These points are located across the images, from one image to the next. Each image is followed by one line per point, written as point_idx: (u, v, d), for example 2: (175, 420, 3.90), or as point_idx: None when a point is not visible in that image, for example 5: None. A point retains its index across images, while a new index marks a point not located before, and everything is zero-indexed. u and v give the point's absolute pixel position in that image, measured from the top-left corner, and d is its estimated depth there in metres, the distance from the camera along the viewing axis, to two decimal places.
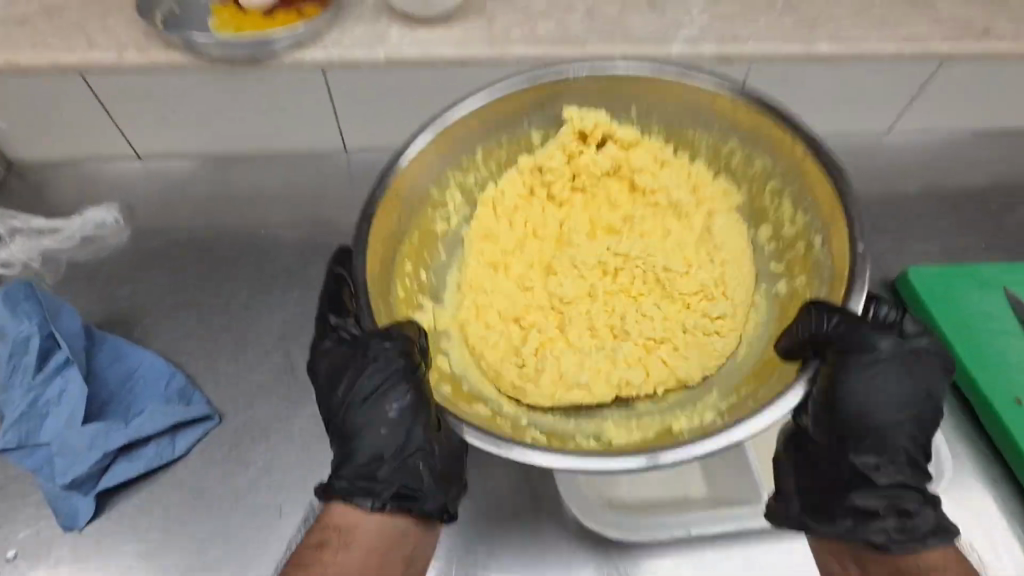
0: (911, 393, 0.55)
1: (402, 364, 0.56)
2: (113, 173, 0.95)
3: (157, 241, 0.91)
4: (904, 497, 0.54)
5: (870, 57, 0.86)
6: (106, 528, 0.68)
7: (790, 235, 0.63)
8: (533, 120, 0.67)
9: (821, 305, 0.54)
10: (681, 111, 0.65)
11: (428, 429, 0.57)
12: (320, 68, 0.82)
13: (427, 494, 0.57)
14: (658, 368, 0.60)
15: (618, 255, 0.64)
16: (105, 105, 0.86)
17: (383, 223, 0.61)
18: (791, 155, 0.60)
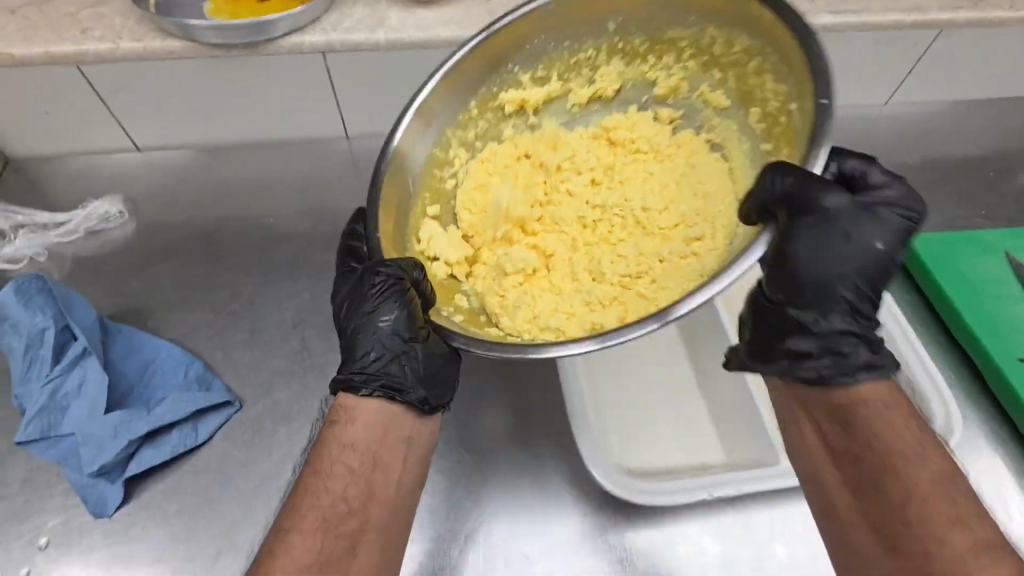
0: (866, 249, 0.50)
1: (395, 279, 0.54)
2: (112, 165, 0.94)
3: (163, 233, 0.90)
4: (840, 340, 0.50)
5: (870, 27, 0.86)
6: (133, 515, 0.68)
7: (774, 109, 0.57)
8: (519, 62, 0.65)
9: (783, 166, 0.48)
10: (659, 14, 0.61)
11: (417, 345, 0.56)
12: (320, 52, 0.81)
13: (411, 387, 0.55)
14: (636, 303, 0.58)
15: (595, 206, 0.65)
16: (103, 96, 0.85)
17: (390, 192, 0.60)
18: (763, 25, 0.54)
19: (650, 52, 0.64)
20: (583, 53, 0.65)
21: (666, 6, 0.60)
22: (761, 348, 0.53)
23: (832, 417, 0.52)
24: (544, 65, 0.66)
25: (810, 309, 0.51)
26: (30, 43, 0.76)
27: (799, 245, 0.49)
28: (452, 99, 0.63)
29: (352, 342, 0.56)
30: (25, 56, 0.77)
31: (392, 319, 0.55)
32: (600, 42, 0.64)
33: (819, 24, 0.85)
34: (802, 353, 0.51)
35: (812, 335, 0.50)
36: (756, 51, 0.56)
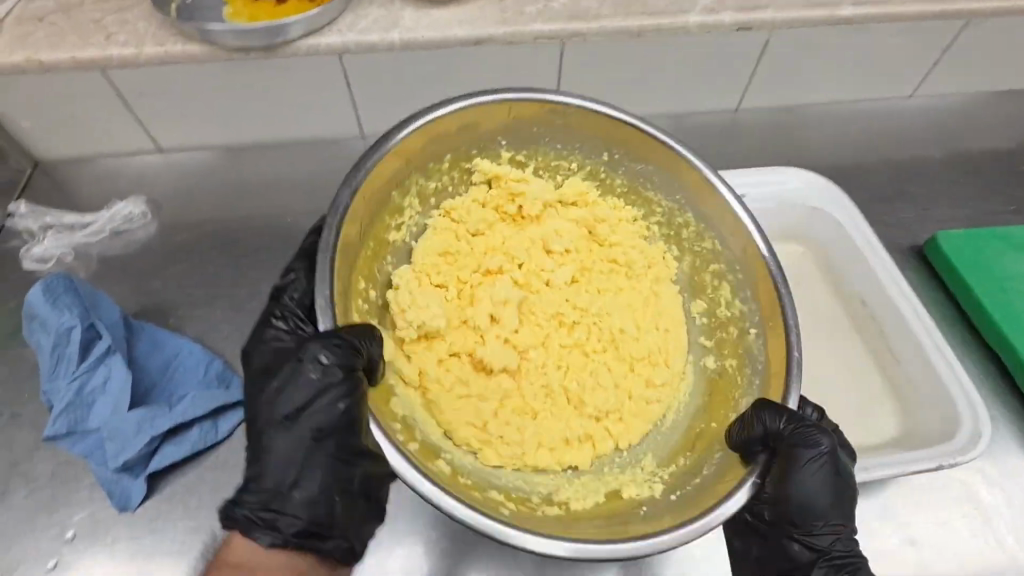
0: (838, 489, 0.58)
1: (344, 380, 0.55)
2: (136, 167, 0.96)
3: (184, 234, 0.92)
4: (838, 553, 0.57)
5: (893, 18, 0.84)
6: (157, 508, 0.69)
7: (724, 316, 0.68)
8: (510, 140, 0.69)
9: (771, 406, 0.56)
10: (644, 172, 0.70)
11: (355, 479, 0.56)
12: (336, 53, 0.82)
13: (337, 533, 0.55)
14: (606, 441, 0.63)
15: (575, 308, 0.67)
16: (126, 99, 0.87)
17: (347, 237, 0.57)
18: (743, 244, 0.65)
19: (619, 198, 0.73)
20: (566, 160, 0.71)
21: (659, 163, 0.68)
22: (757, 536, 0.59)
23: None
24: (527, 151, 0.70)
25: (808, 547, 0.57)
26: (57, 49, 0.79)
27: (797, 483, 0.56)
28: (435, 143, 0.64)
29: (270, 463, 0.55)
30: (52, 61, 0.79)
31: (335, 425, 0.55)
32: (587, 161, 0.71)
33: (840, 16, 0.83)
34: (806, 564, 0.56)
35: (823, 559, 0.56)
36: (724, 253, 0.67)
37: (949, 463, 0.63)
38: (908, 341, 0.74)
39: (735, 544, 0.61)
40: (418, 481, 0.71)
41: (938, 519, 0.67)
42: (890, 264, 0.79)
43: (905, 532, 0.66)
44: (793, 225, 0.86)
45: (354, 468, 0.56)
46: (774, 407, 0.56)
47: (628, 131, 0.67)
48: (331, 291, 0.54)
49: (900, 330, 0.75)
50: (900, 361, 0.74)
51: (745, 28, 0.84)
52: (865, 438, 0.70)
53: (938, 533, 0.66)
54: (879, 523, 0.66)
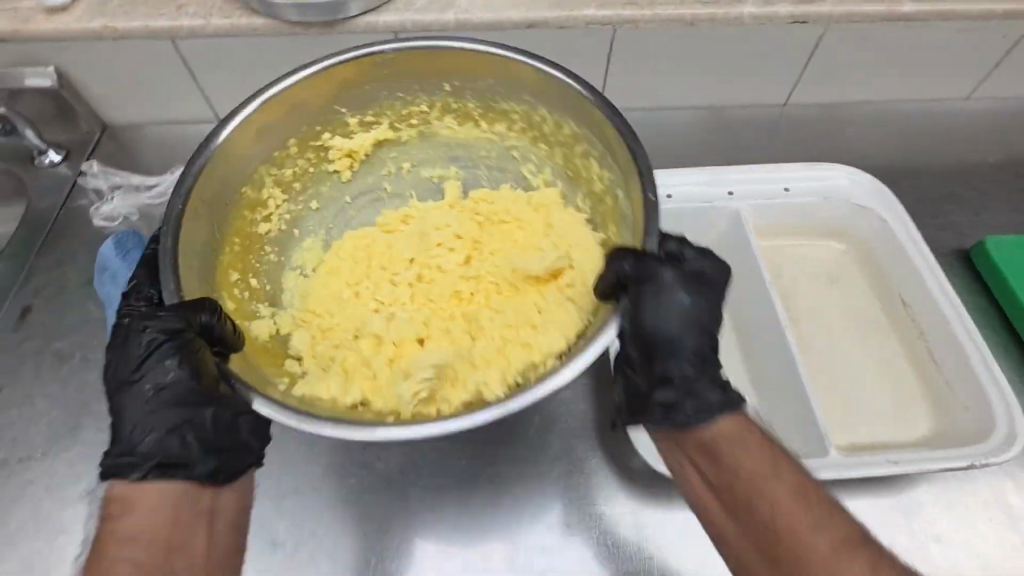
0: (690, 318, 0.56)
1: (179, 330, 0.54)
2: (196, 135, 1.00)
3: None
4: (706, 390, 0.54)
5: (955, 16, 0.83)
6: None
7: (600, 190, 0.68)
8: (351, 107, 0.71)
9: (619, 249, 0.56)
10: (492, 88, 0.69)
11: (205, 407, 0.54)
12: (392, 31, 0.84)
13: (197, 460, 0.52)
14: (519, 356, 0.60)
15: (470, 279, 0.68)
16: (193, 70, 0.90)
17: (195, 228, 0.60)
18: (584, 108, 0.63)
19: (480, 119, 0.74)
20: (414, 104, 0.72)
21: (492, 78, 0.68)
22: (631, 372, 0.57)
23: (705, 457, 0.53)
24: (375, 109, 0.72)
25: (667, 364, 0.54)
26: (132, 18, 0.83)
27: (649, 317, 0.55)
28: (278, 121, 0.66)
29: (123, 422, 0.52)
30: (127, 30, 0.83)
31: (174, 376, 0.53)
32: (433, 98, 0.72)
33: (900, 12, 0.82)
34: (669, 404, 0.53)
35: (672, 383, 0.54)
36: (581, 132, 0.66)
37: (981, 463, 0.64)
38: (952, 347, 0.73)
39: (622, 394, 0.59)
40: (456, 450, 0.75)
41: (968, 522, 0.67)
42: (933, 260, 0.79)
43: (933, 530, 0.66)
44: (844, 224, 0.85)
45: (206, 409, 0.54)
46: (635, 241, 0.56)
47: (462, 53, 0.65)
48: (175, 267, 0.56)
49: (943, 333, 0.74)
50: (943, 371, 0.73)
51: (799, 22, 0.84)
52: (896, 438, 0.71)
53: (966, 535, 0.66)
54: (908, 522, 0.67)
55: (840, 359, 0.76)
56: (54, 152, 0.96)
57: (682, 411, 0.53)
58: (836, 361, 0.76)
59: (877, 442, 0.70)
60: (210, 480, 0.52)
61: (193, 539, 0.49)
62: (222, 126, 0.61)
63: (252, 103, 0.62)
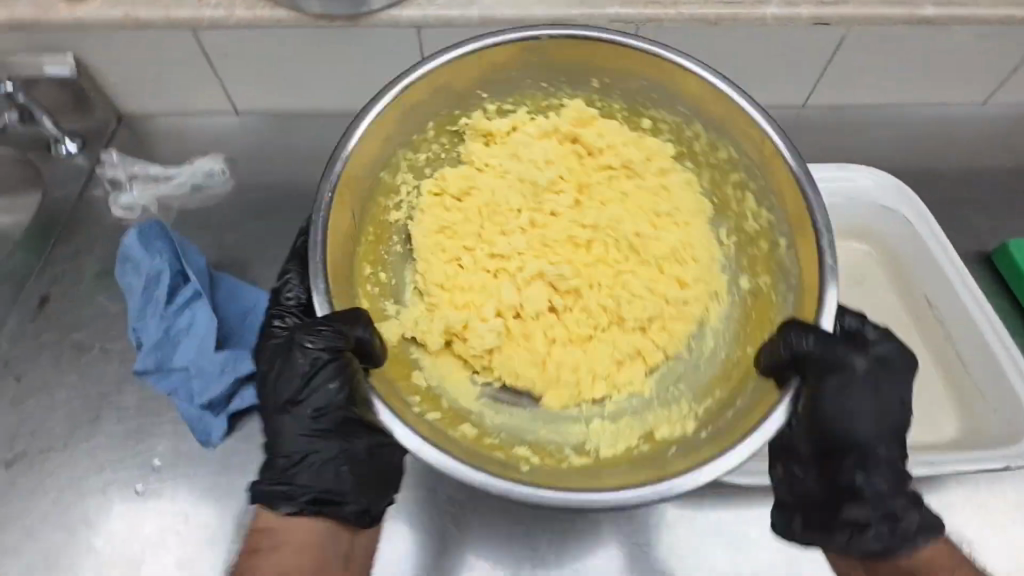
0: (891, 414, 0.56)
1: (336, 363, 0.57)
2: (212, 127, 0.98)
3: (261, 193, 0.96)
4: (894, 498, 0.54)
5: (975, 22, 0.84)
6: (234, 447, 0.71)
7: (754, 231, 0.65)
8: (490, 92, 0.69)
9: (795, 324, 0.55)
10: (646, 89, 0.67)
11: (359, 433, 0.60)
12: (415, 26, 0.84)
13: (349, 497, 0.58)
14: (654, 351, 0.63)
15: (585, 227, 0.67)
16: (212, 62, 0.89)
17: (340, 219, 0.58)
18: (759, 147, 0.61)
19: (619, 117, 0.71)
20: (556, 96, 0.71)
21: (646, 79, 0.66)
22: (785, 454, 0.58)
23: (858, 535, 0.53)
24: (513, 98, 0.70)
25: (855, 472, 0.54)
26: (153, 7, 0.82)
27: (830, 402, 0.55)
28: (420, 107, 0.65)
29: (282, 441, 0.59)
30: (149, 19, 0.82)
31: (332, 403, 0.58)
32: (577, 92, 0.69)
33: (922, 16, 0.83)
34: (860, 523, 0.53)
35: (865, 504, 0.53)
36: (741, 161, 0.64)
37: (1016, 464, 0.65)
38: (980, 348, 0.74)
39: (784, 467, 0.58)
40: None
41: (994, 522, 0.67)
42: (960, 263, 0.79)
43: (961, 531, 0.67)
44: (865, 223, 0.85)
45: (349, 446, 0.59)
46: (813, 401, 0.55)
47: (617, 49, 0.63)
48: (326, 277, 0.55)
49: (969, 335, 0.75)
50: (971, 371, 0.74)
51: (822, 25, 0.84)
52: (922, 438, 0.71)
53: (993, 535, 0.67)
54: None
55: None
56: (71, 141, 0.94)
57: (877, 529, 0.52)
58: None
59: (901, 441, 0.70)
60: (358, 518, 0.59)
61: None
62: (373, 103, 0.60)
63: (385, 101, 0.60)
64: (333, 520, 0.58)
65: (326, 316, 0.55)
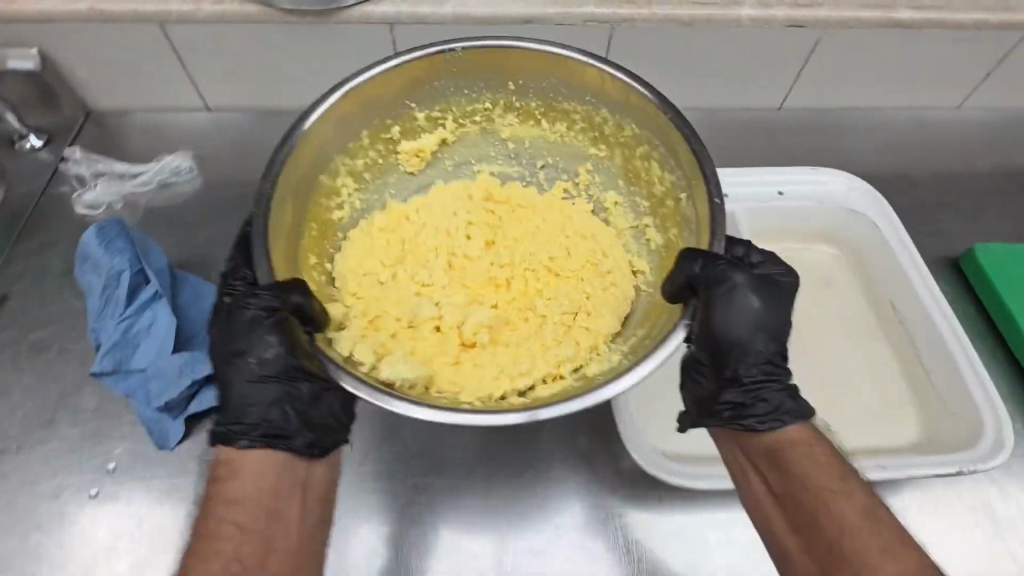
0: (753, 317, 0.57)
1: (269, 318, 0.56)
2: (181, 124, 0.96)
3: (231, 189, 0.93)
4: (767, 388, 0.56)
5: (948, 26, 0.84)
6: (194, 449, 0.70)
7: (661, 193, 0.67)
8: (418, 102, 0.69)
9: (689, 252, 0.57)
10: (557, 87, 0.67)
11: (302, 379, 0.56)
12: (388, 23, 0.83)
13: (296, 433, 0.55)
14: (582, 338, 0.63)
15: (502, 266, 0.68)
16: (183, 58, 0.87)
17: (281, 217, 0.59)
18: (641, 107, 0.63)
19: (540, 121, 0.72)
20: (478, 101, 0.70)
21: (560, 78, 0.66)
22: (687, 368, 0.60)
23: (767, 459, 0.56)
24: (441, 105, 0.70)
25: (743, 369, 0.57)
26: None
27: (720, 315, 0.57)
28: (357, 115, 0.65)
29: (226, 397, 0.56)
30: (116, 12, 0.80)
31: (272, 356, 0.56)
32: (497, 95, 0.69)
33: (896, 20, 0.83)
34: (739, 405, 0.56)
35: (744, 389, 0.56)
36: (646, 139, 0.65)
37: (973, 469, 0.65)
38: (942, 358, 0.73)
39: (683, 382, 0.61)
40: (443, 448, 0.74)
41: (948, 525, 0.68)
42: (927, 273, 0.79)
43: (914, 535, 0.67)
44: (837, 228, 0.85)
45: (295, 386, 0.56)
46: (719, 306, 0.57)
47: (531, 55, 0.64)
48: (266, 243, 0.56)
49: (932, 344, 0.75)
50: (933, 380, 0.74)
51: (796, 27, 0.84)
52: (883, 444, 0.71)
53: (947, 539, 0.67)
54: None
55: (831, 358, 0.76)
56: (34, 137, 0.93)
57: (751, 409, 0.56)
58: (829, 360, 0.76)
59: (866, 446, 0.70)
60: (309, 454, 0.55)
61: (289, 509, 0.53)
62: (324, 97, 0.61)
63: (338, 94, 0.61)
64: (286, 458, 0.55)
65: (270, 279, 0.56)
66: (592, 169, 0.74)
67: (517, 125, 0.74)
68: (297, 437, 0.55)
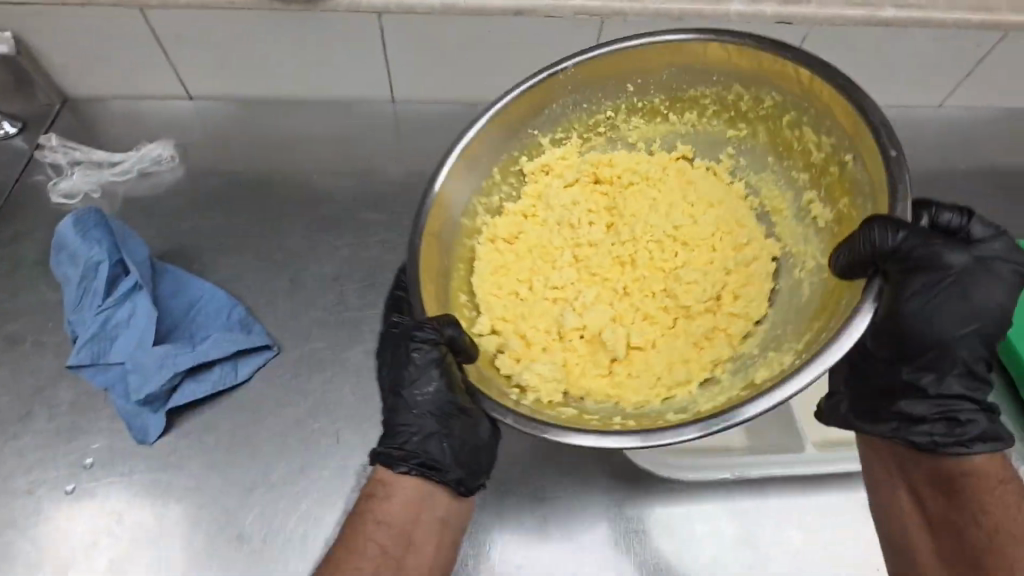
0: (960, 314, 0.50)
1: (428, 350, 0.53)
2: (161, 112, 0.93)
3: (213, 180, 0.89)
4: (958, 405, 0.51)
5: (932, 25, 0.85)
6: (174, 444, 0.68)
7: (820, 161, 0.58)
8: (539, 126, 0.65)
9: (880, 218, 0.47)
10: (676, 75, 0.62)
11: (459, 421, 0.54)
12: (377, 11, 0.78)
13: (449, 468, 0.54)
14: (735, 324, 0.57)
15: (623, 243, 0.62)
16: (162, 45, 0.84)
17: (427, 270, 0.56)
18: (794, 78, 0.56)
19: (668, 111, 0.66)
20: (600, 111, 0.66)
21: (682, 65, 0.61)
22: (858, 361, 0.55)
23: (934, 481, 0.52)
24: (563, 127, 0.66)
25: (927, 371, 0.51)
26: None
27: (914, 303, 0.49)
28: (486, 151, 0.62)
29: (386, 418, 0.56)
30: None
31: (432, 388, 0.54)
32: (617, 100, 0.65)
33: (882, 18, 0.84)
34: (916, 417, 0.51)
35: (928, 400, 0.51)
36: (788, 102, 0.58)
37: None
38: None
39: (847, 377, 0.56)
40: None
41: None
42: None
43: None
44: None
45: (451, 419, 0.54)
46: (909, 296, 0.49)
47: (642, 50, 0.60)
48: (417, 293, 0.54)
49: None
50: None
51: (784, 23, 0.84)
52: None
53: None
54: None
55: None
56: (8, 123, 0.90)
57: (931, 427, 0.50)
58: None
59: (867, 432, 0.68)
60: (457, 489, 0.54)
61: (427, 542, 0.53)
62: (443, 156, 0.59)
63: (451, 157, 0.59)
64: (438, 488, 0.54)
65: (422, 317, 0.54)
66: (734, 152, 0.66)
67: (644, 125, 0.68)
68: (449, 469, 0.53)
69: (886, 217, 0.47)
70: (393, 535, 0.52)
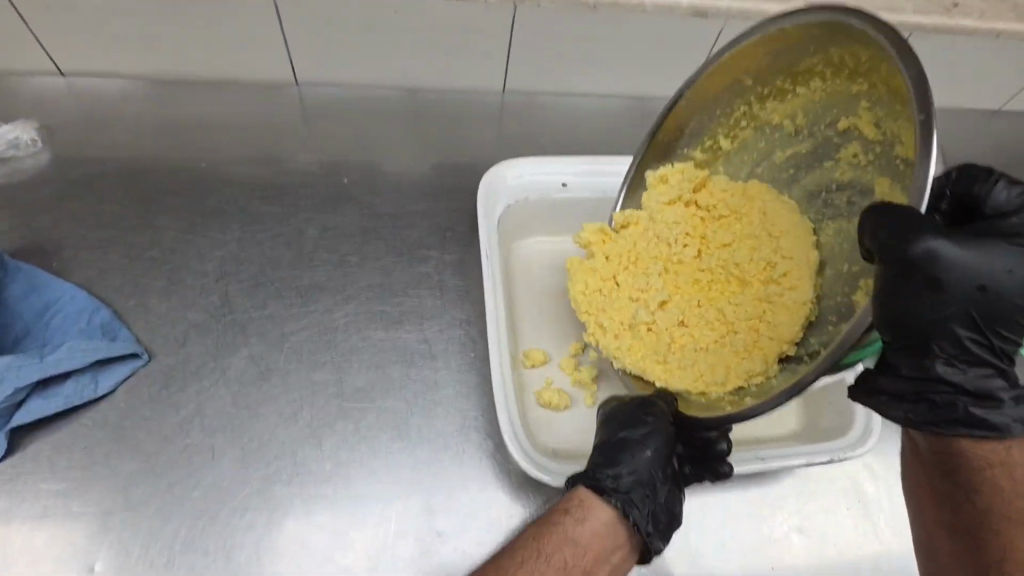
0: (943, 298, 0.44)
1: (663, 419, 0.58)
2: (21, 88, 0.80)
3: (85, 168, 0.79)
4: (941, 387, 0.45)
5: None
6: (19, 466, 0.61)
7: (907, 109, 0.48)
8: (686, 144, 0.65)
9: (875, 213, 0.45)
10: (778, 56, 0.57)
11: (663, 488, 0.57)
12: None
13: (641, 526, 0.55)
14: (772, 347, 0.56)
15: (698, 261, 0.62)
16: (24, 17, 0.71)
17: None
18: (863, 37, 0.49)
19: (796, 86, 0.58)
20: (738, 111, 0.62)
21: (777, 51, 0.56)
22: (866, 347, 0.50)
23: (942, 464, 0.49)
24: (711, 138, 0.65)
25: (908, 353, 0.46)
26: None
27: (894, 296, 0.44)
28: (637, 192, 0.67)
29: (596, 455, 0.58)
30: None
31: (652, 451, 0.57)
32: (743, 97, 0.61)
33: None
34: (898, 396, 0.47)
35: (909, 380, 0.46)
36: (874, 55, 0.49)
37: (840, 457, 0.63)
38: None
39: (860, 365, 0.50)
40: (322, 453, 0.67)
41: (825, 508, 0.69)
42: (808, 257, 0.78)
43: (794, 520, 0.68)
44: None
45: (657, 485, 0.57)
46: (891, 287, 0.45)
47: (737, 54, 0.57)
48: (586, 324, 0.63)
49: None
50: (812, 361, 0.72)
51: None
52: (761, 432, 0.69)
53: (822, 520, 0.68)
54: (771, 513, 0.68)
55: None
56: None
57: (912, 407, 0.46)
58: None
59: (741, 434, 0.68)
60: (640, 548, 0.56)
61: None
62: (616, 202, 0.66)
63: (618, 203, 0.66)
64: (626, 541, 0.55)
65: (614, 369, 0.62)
66: (870, 105, 0.53)
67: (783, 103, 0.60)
68: (646, 516, 0.55)
69: (896, 210, 0.44)
70: (582, 558, 0.52)
